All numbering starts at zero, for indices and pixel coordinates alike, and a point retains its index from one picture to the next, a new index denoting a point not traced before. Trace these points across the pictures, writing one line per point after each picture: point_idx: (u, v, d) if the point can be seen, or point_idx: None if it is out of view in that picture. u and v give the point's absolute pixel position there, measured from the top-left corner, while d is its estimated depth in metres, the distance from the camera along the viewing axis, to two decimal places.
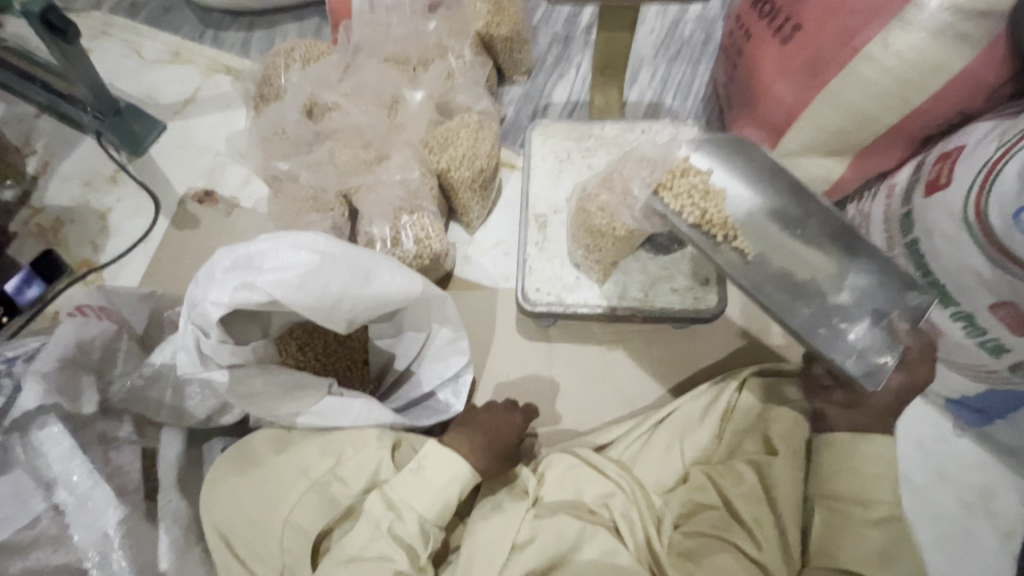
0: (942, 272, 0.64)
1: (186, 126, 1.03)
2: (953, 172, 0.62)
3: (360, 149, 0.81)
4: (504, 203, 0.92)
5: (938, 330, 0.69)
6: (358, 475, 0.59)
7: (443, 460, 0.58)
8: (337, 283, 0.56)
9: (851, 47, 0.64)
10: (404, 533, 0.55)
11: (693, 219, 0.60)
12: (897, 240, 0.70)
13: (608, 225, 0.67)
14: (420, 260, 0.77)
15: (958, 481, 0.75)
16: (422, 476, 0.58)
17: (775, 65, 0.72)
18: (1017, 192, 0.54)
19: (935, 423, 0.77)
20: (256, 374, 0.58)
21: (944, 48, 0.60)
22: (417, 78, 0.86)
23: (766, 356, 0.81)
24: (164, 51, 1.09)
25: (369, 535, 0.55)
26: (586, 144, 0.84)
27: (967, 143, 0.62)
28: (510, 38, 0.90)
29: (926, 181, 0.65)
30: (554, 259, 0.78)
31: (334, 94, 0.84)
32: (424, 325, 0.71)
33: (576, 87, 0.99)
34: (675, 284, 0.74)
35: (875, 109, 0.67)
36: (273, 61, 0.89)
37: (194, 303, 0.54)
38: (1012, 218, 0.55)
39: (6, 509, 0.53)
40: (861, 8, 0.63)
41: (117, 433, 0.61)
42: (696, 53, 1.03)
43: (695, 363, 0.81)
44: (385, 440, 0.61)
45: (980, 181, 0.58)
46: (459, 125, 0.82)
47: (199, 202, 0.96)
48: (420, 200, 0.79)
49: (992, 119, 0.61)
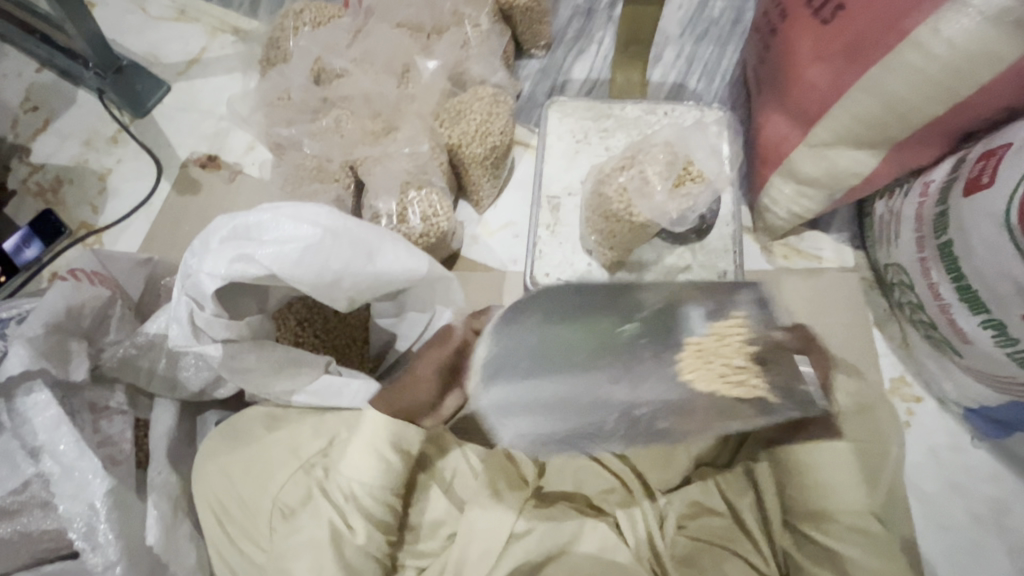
0: (976, 278, 0.61)
1: (190, 87, 0.99)
2: (997, 171, 0.58)
3: (368, 119, 0.77)
4: (516, 182, 0.88)
5: (965, 337, 0.65)
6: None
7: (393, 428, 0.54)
8: (338, 259, 0.53)
9: (898, 30, 0.60)
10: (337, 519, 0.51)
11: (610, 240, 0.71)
12: (927, 241, 0.67)
13: (626, 210, 0.64)
14: (427, 238, 0.74)
15: (971, 492, 0.72)
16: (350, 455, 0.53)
17: (812, 48, 0.68)
18: None
19: (950, 432, 0.74)
20: (250, 351, 0.56)
21: (1000, 36, 0.56)
22: (431, 47, 0.82)
23: None
24: (169, 8, 1.04)
25: (318, 517, 0.51)
26: (604, 124, 0.80)
27: (1013, 142, 0.58)
28: (530, 8, 0.86)
29: (966, 179, 0.62)
30: (566, 244, 0.75)
31: (342, 61, 0.79)
32: (428, 307, 0.69)
33: (596, 64, 0.95)
34: (691, 276, 0.72)
35: (917, 100, 0.62)
36: (280, 23, 0.84)
37: (188, 273, 0.52)
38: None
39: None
40: None
41: (109, 402, 0.59)
42: (725, 34, 0.97)
43: None
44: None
45: None
46: (473, 98, 0.78)
47: (201, 167, 0.93)
48: (429, 175, 0.76)
49: None
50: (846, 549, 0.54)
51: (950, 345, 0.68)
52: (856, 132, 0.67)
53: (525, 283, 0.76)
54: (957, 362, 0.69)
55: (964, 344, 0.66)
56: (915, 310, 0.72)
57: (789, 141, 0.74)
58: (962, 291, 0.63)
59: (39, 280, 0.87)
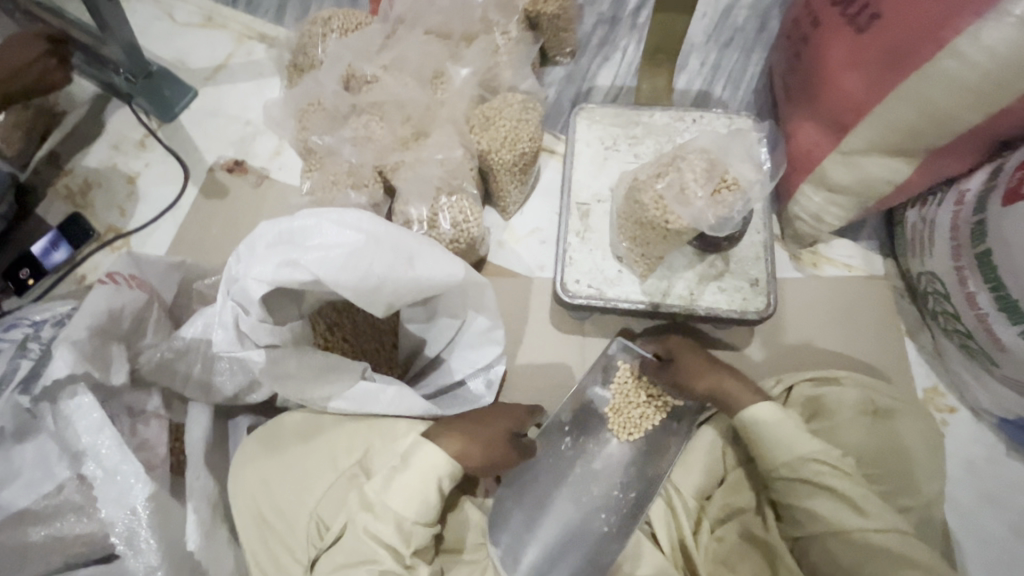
0: (1015, 288, 0.60)
1: (217, 93, 1.00)
2: None
3: (399, 125, 0.78)
4: (542, 188, 0.88)
5: (1002, 346, 0.64)
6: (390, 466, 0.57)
7: (426, 465, 0.54)
8: (381, 264, 0.53)
9: (937, 38, 0.60)
10: (385, 531, 0.52)
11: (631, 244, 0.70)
12: (964, 250, 0.66)
13: (661, 217, 0.64)
14: (457, 244, 0.74)
15: (1007, 504, 0.71)
16: (394, 482, 0.53)
17: (847, 55, 0.68)
18: None
19: (985, 442, 0.74)
20: (291, 356, 0.56)
21: None
22: (460, 54, 0.83)
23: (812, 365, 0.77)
24: (197, 14, 1.06)
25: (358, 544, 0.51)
26: (633, 131, 0.80)
27: None
28: (557, 15, 0.86)
29: (1004, 188, 0.61)
30: (596, 250, 0.75)
31: (373, 67, 0.80)
32: (460, 312, 0.69)
33: (621, 71, 0.95)
34: (723, 283, 0.71)
35: (956, 109, 0.62)
36: (310, 29, 0.85)
37: (234, 279, 0.52)
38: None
39: (31, 476, 0.53)
40: None
41: (145, 406, 0.60)
42: (749, 42, 0.98)
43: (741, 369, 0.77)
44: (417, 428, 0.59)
45: None
46: (503, 105, 0.79)
47: (228, 172, 0.94)
48: (460, 180, 0.76)
49: None
50: (810, 500, 0.57)
51: (988, 356, 0.67)
52: (889, 140, 0.67)
53: (555, 289, 0.75)
54: (991, 372, 0.69)
55: (1002, 354, 0.65)
56: (951, 319, 0.71)
57: (820, 149, 0.74)
58: (1000, 300, 0.62)
59: (67, 284, 0.87)
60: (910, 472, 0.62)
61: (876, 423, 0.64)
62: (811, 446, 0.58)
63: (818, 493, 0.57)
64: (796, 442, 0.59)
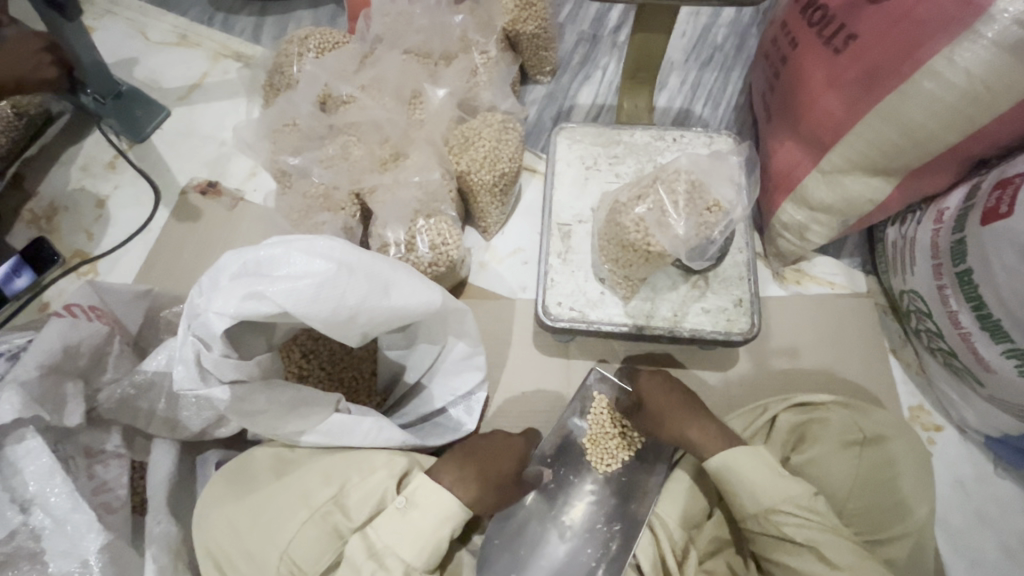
0: (999, 307, 0.60)
1: (190, 113, 0.98)
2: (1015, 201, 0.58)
3: (377, 146, 0.77)
4: (524, 208, 0.87)
5: (988, 366, 0.64)
6: (364, 503, 0.54)
7: (432, 502, 0.53)
8: (354, 294, 0.51)
9: (913, 59, 0.60)
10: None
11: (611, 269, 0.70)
12: (946, 269, 0.66)
13: (643, 240, 0.63)
14: (436, 267, 0.72)
15: (998, 524, 0.70)
16: (408, 518, 0.52)
17: (825, 75, 0.68)
18: None
19: (973, 461, 0.73)
20: (260, 392, 0.54)
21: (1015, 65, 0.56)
22: (439, 73, 0.82)
23: (799, 386, 0.76)
24: (171, 33, 1.04)
25: None
26: (614, 151, 0.80)
27: None
28: (537, 35, 0.86)
29: (982, 208, 0.61)
30: (579, 272, 0.73)
31: (350, 87, 0.79)
32: (439, 338, 0.67)
33: (602, 89, 0.95)
34: (706, 304, 0.70)
35: (934, 129, 0.62)
36: (286, 49, 0.84)
37: (197, 312, 0.50)
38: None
39: None
40: (926, 19, 0.58)
41: (104, 446, 0.57)
42: (728, 61, 0.98)
43: (728, 391, 0.76)
44: (394, 462, 0.57)
45: None
46: (482, 125, 0.78)
47: (202, 194, 0.91)
48: (439, 202, 0.74)
49: None
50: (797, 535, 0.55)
51: (973, 374, 0.67)
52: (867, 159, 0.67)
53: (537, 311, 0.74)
54: (979, 391, 0.68)
55: (988, 373, 0.64)
56: (934, 338, 0.71)
57: (800, 168, 0.74)
58: (984, 320, 0.62)
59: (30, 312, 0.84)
60: (890, 512, 0.60)
61: (865, 450, 0.62)
62: (789, 492, 0.57)
63: (794, 543, 0.55)
64: (774, 488, 0.57)
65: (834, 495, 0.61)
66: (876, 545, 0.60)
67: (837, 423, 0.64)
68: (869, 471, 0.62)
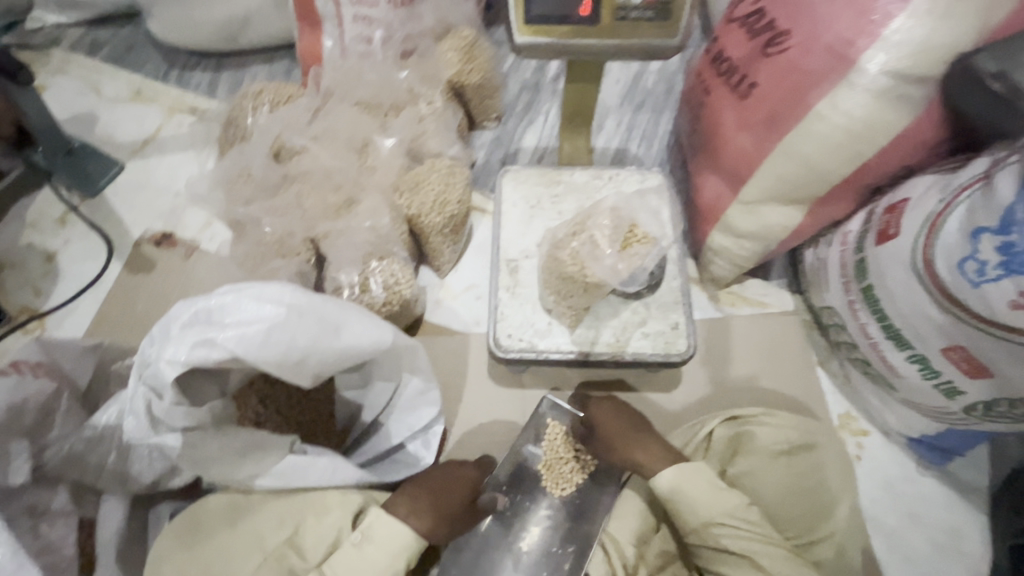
0: (898, 318, 0.67)
1: (145, 166, 0.99)
2: (901, 224, 0.66)
3: (329, 193, 0.80)
4: (476, 246, 0.91)
5: (896, 372, 0.71)
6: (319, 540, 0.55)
7: (388, 536, 0.55)
8: (304, 336, 0.53)
9: (805, 104, 0.68)
10: None
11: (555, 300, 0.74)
12: (853, 285, 0.73)
13: (581, 272, 0.68)
14: (390, 306, 0.75)
15: (926, 520, 0.75)
16: (363, 553, 0.54)
17: (735, 118, 0.76)
18: (959, 244, 0.58)
19: (900, 462, 0.78)
20: (212, 438, 0.55)
21: (886, 107, 0.65)
22: (388, 124, 0.87)
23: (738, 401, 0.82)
24: (125, 89, 1.06)
25: None
26: (556, 190, 0.85)
27: (910, 197, 0.67)
28: (480, 86, 0.93)
29: (876, 230, 0.70)
30: (527, 304, 0.77)
31: (302, 137, 0.82)
32: (395, 376, 0.69)
33: (544, 133, 1.02)
34: (646, 328, 0.75)
35: (829, 164, 0.70)
36: (240, 103, 0.87)
37: (148, 362, 0.51)
38: (956, 266, 0.58)
39: None
40: (812, 70, 0.67)
41: (50, 504, 0.56)
42: (659, 105, 1.07)
43: (673, 410, 0.80)
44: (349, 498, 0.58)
45: (925, 235, 0.62)
46: (430, 170, 0.83)
47: (156, 245, 0.92)
48: (391, 244, 0.78)
49: (933, 173, 0.67)
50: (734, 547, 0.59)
51: (886, 380, 0.73)
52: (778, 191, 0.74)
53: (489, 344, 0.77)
54: (894, 395, 0.74)
55: (897, 378, 0.71)
56: (851, 349, 0.77)
57: (722, 200, 0.81)
58: (888, 329, 0.69)
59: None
60: (816, 514, 0.65)
61: (798, 460, 0.67)
62: (727, 505, 0.60)
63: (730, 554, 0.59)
64: (713, 503, 0.60)
65: (767, 504, 0.65)
66: (804, 548, 0.64)
67: (769, 435, 0.68)
68: (803, 479, 0.66)
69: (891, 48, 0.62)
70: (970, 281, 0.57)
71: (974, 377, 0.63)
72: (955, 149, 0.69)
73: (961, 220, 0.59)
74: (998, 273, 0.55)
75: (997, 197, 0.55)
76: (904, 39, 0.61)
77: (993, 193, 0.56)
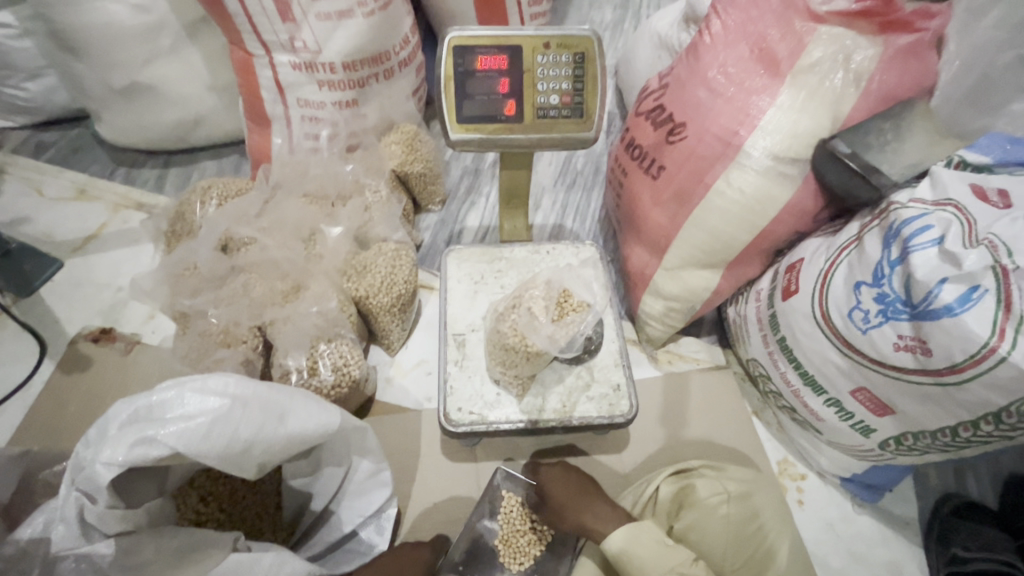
0: (810, 365, 0.74)
1: (86, 263, 0.99)
2: (800, 280, 0.74)
3: (276, 281, 0.82)
4: (424, 324, 0.94)
5: (817, 416, 0.77)
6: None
7: None
8: (248, 427, 0.54)
9: (705, 182, 0.78)
10: None
11: (502, 371, 0.77)
12: (770, 337, 0.80)
13: (522, 342, 0.72)
14: (338, 388, 0.77)
15: (868, 558, 0.78)
16: None
17: (651, 195, 0.85)
18: (845, 296, 0.67)
19: (836, 503, 0.82)
20: (148, 541, 0.53)
21: (772, 183, 0.75)
22: (336, 213, 0.91)
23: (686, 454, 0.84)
24: (69, 188, 1.07)
25: None
26: (497, 266, 0.91)
27: (805, 257, 0.76)
28: (423, 174, 1.00)
29: (781, 287, 0.78)
30: (475, 376, 0.80)
31: (251, 229, 0.85)
32: (344, 460, 0.69)
33: (487, 213, 1.09)
34: (591, 392, 0.79)
35: (733, 233, 0.79)
36: (189, 198, 0.90)
37: (81, 466, 0.50)
38: (847, 316, 0.67)
39: None
40: (706, 155, 0.77)
41: None
42: (589, 184, 1.18)
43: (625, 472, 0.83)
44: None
45: (818, 288, 0.71)
46: (378, 255, 0.87)
47: (94, 342, 0.90)
48: (339, 328, 0.80)
49: (819, 237, 0.77)
50: None
51: (810, 424, 0.79)
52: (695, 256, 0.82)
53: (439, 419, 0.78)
54: (819, 438, 0.80)
55: (819, 422, 0.77)
56: (777, 397, 0.84)
57: (647, 267, 0.89)
58: (804, 376, 0.76)
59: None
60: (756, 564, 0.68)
61: (737, 512, 0.70)
62: (668, 563, 0.62)
63: None
64: (655, 562, 0.62)
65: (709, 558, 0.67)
66: None
67: (711, 492, 0.71)
68: (742, 527, 0.69)
69: (769, 135, 0.73)
70: (860, 328, 0.66)
71: (881, 416, 0.70)
72: (835, 214, 0.80)
73: (845, 274, 0.68)
74: (879, 320, 0.64)
75: (867, 256, 0.65)
76: (776, 128, 0.73)
77: (867, 253, 0.66)
